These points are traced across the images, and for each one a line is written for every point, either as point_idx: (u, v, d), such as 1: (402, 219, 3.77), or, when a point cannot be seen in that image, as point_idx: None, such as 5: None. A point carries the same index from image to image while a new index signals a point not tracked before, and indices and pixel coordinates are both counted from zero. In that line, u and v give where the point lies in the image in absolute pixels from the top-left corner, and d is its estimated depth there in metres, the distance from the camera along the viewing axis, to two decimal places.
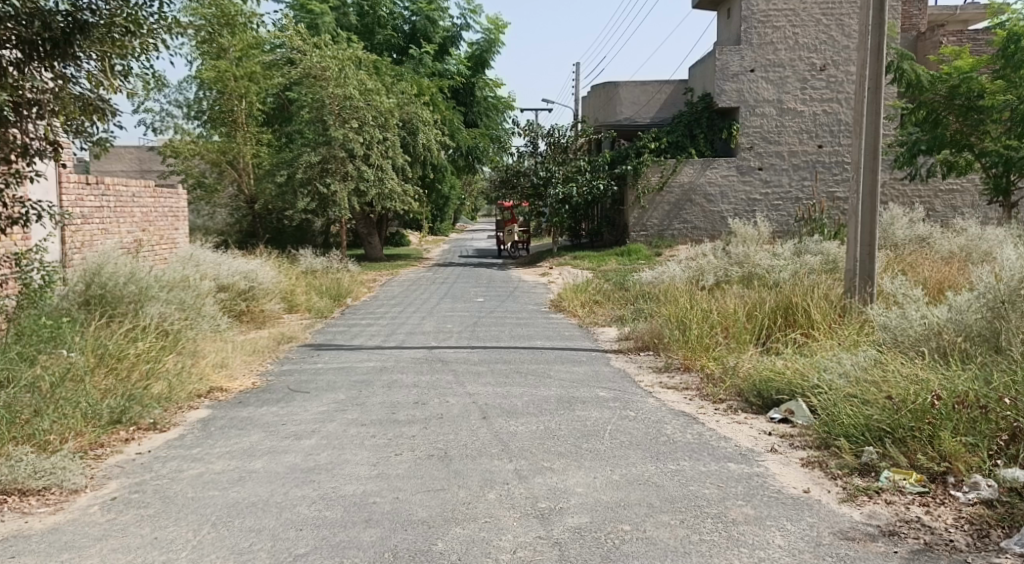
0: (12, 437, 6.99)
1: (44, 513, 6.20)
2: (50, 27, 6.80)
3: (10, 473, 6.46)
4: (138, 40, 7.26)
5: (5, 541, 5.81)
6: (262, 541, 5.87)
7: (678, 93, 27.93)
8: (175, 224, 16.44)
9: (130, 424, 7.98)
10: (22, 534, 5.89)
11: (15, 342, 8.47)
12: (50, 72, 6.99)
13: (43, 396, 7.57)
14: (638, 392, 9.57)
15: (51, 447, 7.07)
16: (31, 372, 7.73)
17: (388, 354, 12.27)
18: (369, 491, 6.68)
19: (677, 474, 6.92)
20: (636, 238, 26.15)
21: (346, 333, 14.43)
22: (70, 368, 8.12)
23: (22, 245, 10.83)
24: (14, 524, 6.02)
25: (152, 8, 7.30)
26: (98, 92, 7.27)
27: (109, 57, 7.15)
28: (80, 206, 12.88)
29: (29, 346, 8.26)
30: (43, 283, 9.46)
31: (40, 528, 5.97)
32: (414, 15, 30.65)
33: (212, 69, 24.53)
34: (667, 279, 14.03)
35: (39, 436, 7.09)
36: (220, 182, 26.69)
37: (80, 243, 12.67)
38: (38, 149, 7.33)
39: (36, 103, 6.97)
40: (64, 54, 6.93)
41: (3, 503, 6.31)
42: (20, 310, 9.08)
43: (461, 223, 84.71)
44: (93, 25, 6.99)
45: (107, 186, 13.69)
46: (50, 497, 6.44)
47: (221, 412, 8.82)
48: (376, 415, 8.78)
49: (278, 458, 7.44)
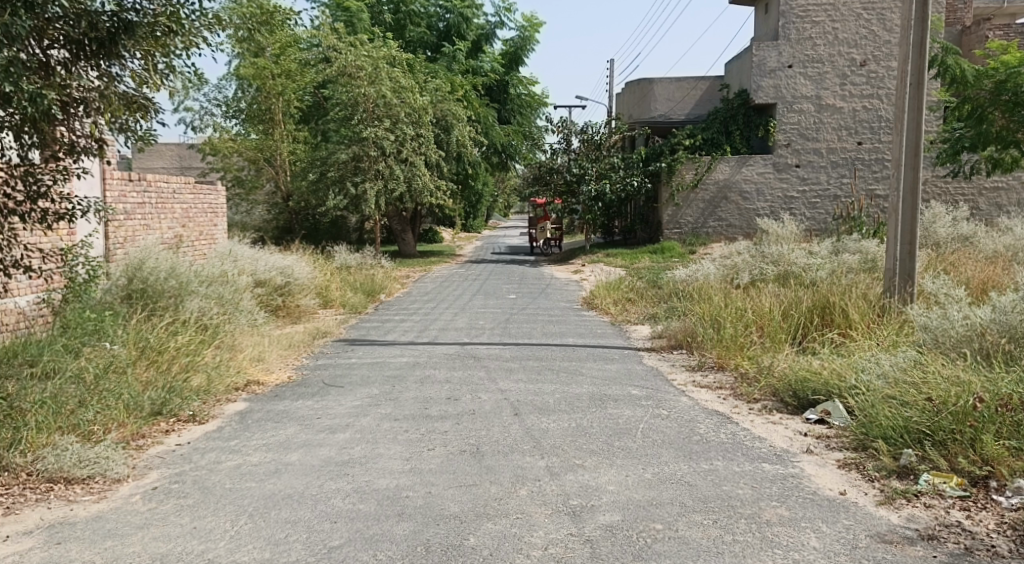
0: (58, 427, 7.12)
1: (89, 501, 6.32)
2: (95, 27, 6.89)
3: (57, 462, 6.60)
4: (180, 38, 7.39)
5: (51, 527, 5.92)
6: (298, 532, 5.94)
7: (714, 90, 27.69)
8: (214, 220, 16.63)
9: (169, 416, 8.12)
10: (68, 521, 6.01)
11: (60, 335, 8.70)
12: (96, 71, 7.08)
13: (88, 387, 7.74)
14: (671, 391, 9.52)
15: (94, 437, 7.21)
16: (75, 364, 7.92)
17: (421, 350, 12.32)
18: (401, 485, 6.73)
19: (711, 474, 6.89)
20: (670, 236, 26.06)
21: (380, 328, 14.53)
22: (113, 360, 8.27)
23: (68, 240, 11.06)
24: (60, 511, 6.14)
25: (194, 6, 7.42)
26: (143, 91, 7.35)
27: (152, 56, 7.29)
28: (123, 203, 13.10)
29: (73, 340, 8.51)
30: (87, 277, 9.63)
31: (83, 516, 6.08)
32: (448, 12, 30.60)
33: (250, 67, 24.76)
34: (702, 277, 13.94)
35: (83, 425, 7.21)
36: (259, 179, 27.06)
37: (122, 238, 12.90)
38: (84, 147, 7.30)
39: (84, 102, 7.02)
40: (108, 53, 7.04)
41: (49, 491, 6.44)
42: (64, 305, 9.52)
43: (494, 219, 84.72)
44: (137, 24, 7.10)
45: (149, 182, 13.88)
46: (94, 485, 6.56)
47: (258, 405, 8.93)
48: (409, 410, 8.83)
49: (313, 451, 7.51)
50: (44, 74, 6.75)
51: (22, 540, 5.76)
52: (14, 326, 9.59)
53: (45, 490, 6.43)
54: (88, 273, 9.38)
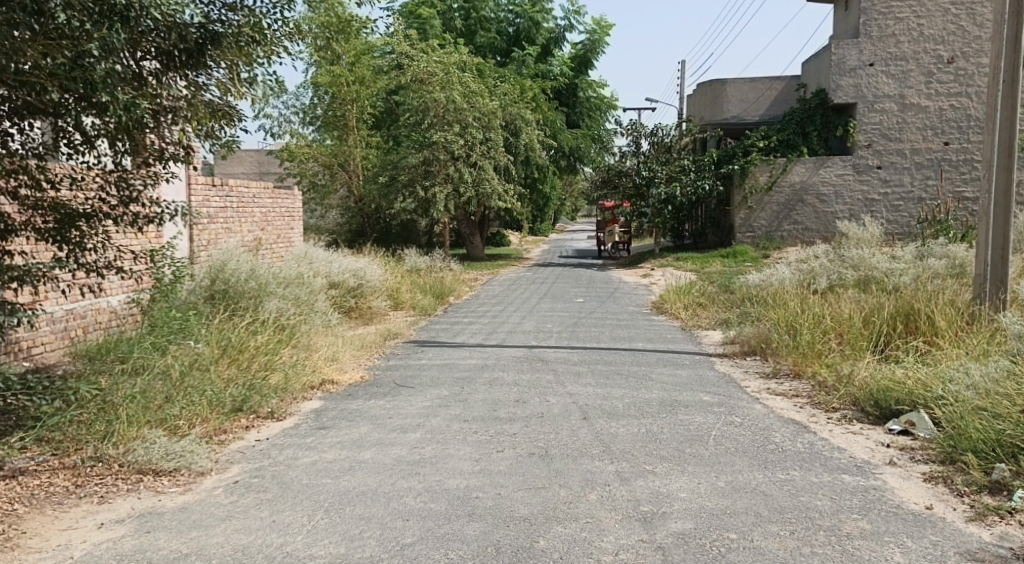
0: (147, 421, 7.32)
1: (175, 493, 6.48)
2: (185, 39, 7.02)
3: (146, 454, 6.81)
4: (261, 47, 7.59)
5: (140, 517, 6.08)
6: (371, 529, 6.01)
7: (790, 90, 27.17)
8: (292, 223, 16.96)
9: (249, 413, 8.30)
10: (156, 511, 6.17)
11: (149, 333, 8.98)
12: (184, 81, 7.33)
13: (175, 382, 7.96)
14: (745, 398, 9.39)
15: (180, 431, 7.41)
16: (163, 361, 8.15)
17: (489, 352, 12.37)
18: (471, 486, 6.76)
19: (787, 484, 6.77)
20: (743, 239, 25.83)
21: (449, 330, 14.65)
22: (197, 358, 8.48)
23: (156, 241, 11.46)
24: (148, 501, 6.31)
25: (275, 17, 7.62)
26: (227, 99, 7.62)
27: (236, 66, 7.49)
28: (207, 207, 13.45)
29: (161, 338, 8.76)
30: (174, 278, 9.90)
31: (171, 507, 6.24)
32: (517, 17, 30.92)
33: (326, 75, 25.19)
34: (777, 282, 13.74)
35: (170, 420, 7.41)
36: (332, 184, 27.39)
37: (206, 241, 13.26)
38: (173, 154, 7.55)
39: (172, 124, 7.44)
40: (196, 64, 7.23)
41: (139, 481, 6.62)
42: (153, 304, 9.54)
43: (562, 222, 84.80)
44: (222, 34, 7.27)
45: (231, 187, 14.24)
46: (180, 477, 6.73)
47: (332, 403, 9.07)
48: (478, 412, 8.87)
49: (386, 450, 7.60)
50: (138, 84, 6.95)
51: (116, 527, 5.93)
52: (107, 324, 10.20)
53: (135, 481, 6.62)
54: (174, 274, 9.64)
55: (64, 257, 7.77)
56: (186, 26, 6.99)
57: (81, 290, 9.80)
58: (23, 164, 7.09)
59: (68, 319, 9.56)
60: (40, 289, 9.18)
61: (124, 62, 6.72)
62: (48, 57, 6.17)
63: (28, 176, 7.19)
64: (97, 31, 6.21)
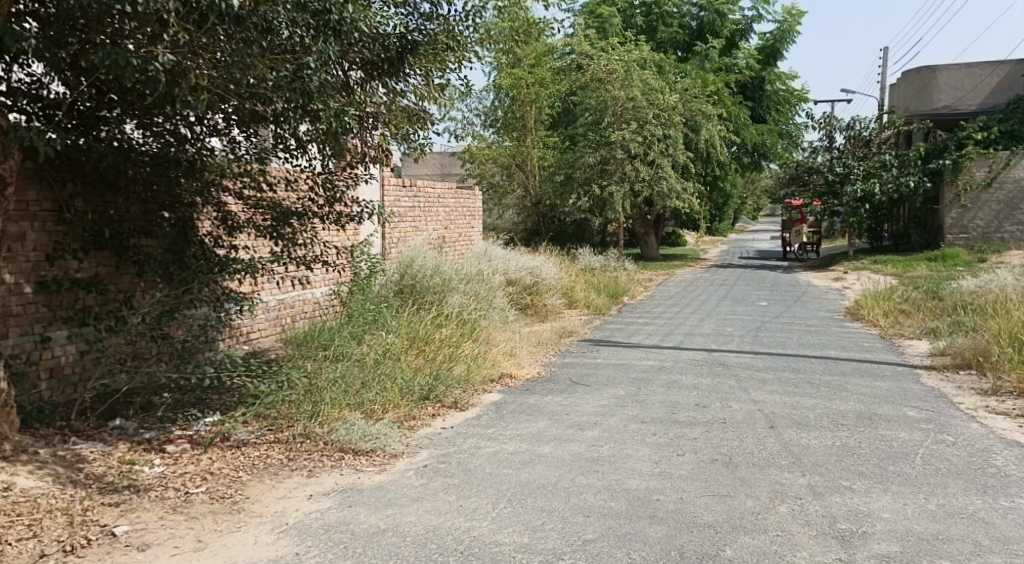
0: (347, 404, 7.38)
1: (372, 472, 6.44)
2: (386, 48, 7.10)
3: (346, 434, 6.80)
4: (455, 53, 7.62)
5: (341, 492, 6.04)
6: (553, 521, 5.73)
7: (1014, 77, 25.41)
8: (472, 223, 17.05)
9: (436, 402, 8.21)
10: (356, 487, 6.12)
11: (347, 324, 9.15)
12: (383, 88, 7.40)
13: (368, 369, 8.04)
14: (958, 415, 8.51)
15: (375, 415, 7.41)
16: (359, 350, 8.31)
17: (667, 354, 11.90)
18: (652, 488, 6.37)
19: (1012, 512, 5.99)
20: (954, 240, 24.08)
21: (625, 330, 14.27)
22: (389, 348, 8.55)
23: (352, 238, 11.77)
24: (349, 478, 6.28)
25: (466, 21, 7.64)
26: (421, 104, 7.67)
27: (431, 72, 7.45)
28: (397, 206, 13.66)
29: (357, 328, 8.92)
30: (370, 272, 10.06)
31: (369, 484, 6.19)
32: (702, 10, 29.74)
33: (507, 77, 25.31)
34: (997, 289, 12.52)
35: (366, 404, 7.44)
36: (509, 185, 27.53)
37: (397, 238, 13.45)
38: (373, 157, 7.64)
39: (370, 131, 7.52)
40: (396, 72, 7.28)
41: (340, 459, 6.61)
42: (349, 297, 9.88)
43: (744, 224, 82.31)
44: (420, 43, 7.28)
45: (418, 188, 14.41)
46: (376, 458, 6.68)
47: (511, 397, 8.89)
48: (656, 414, 8.46)
49: (564, 445, 7.32)
50: (346, 94, 7.05)
51: (321, 500, 5.88)
52: (312, 314, 10.45)
53: (336, 458, 6.62)
54: (370, 268, 9.90)
55: (278, 252, 8.24)
56: (385, 37, 7.08)
57: (291, 282, 10.03)
58: (245, 170, 7.66)
59: (279, 308, 9.85)
60: (258, 279, 9.48)
61: (334, 73, 6.87)
62: (274, 69, 6.30)
63: (251, 179, 7.74)
64: (315, 44, 6.34)
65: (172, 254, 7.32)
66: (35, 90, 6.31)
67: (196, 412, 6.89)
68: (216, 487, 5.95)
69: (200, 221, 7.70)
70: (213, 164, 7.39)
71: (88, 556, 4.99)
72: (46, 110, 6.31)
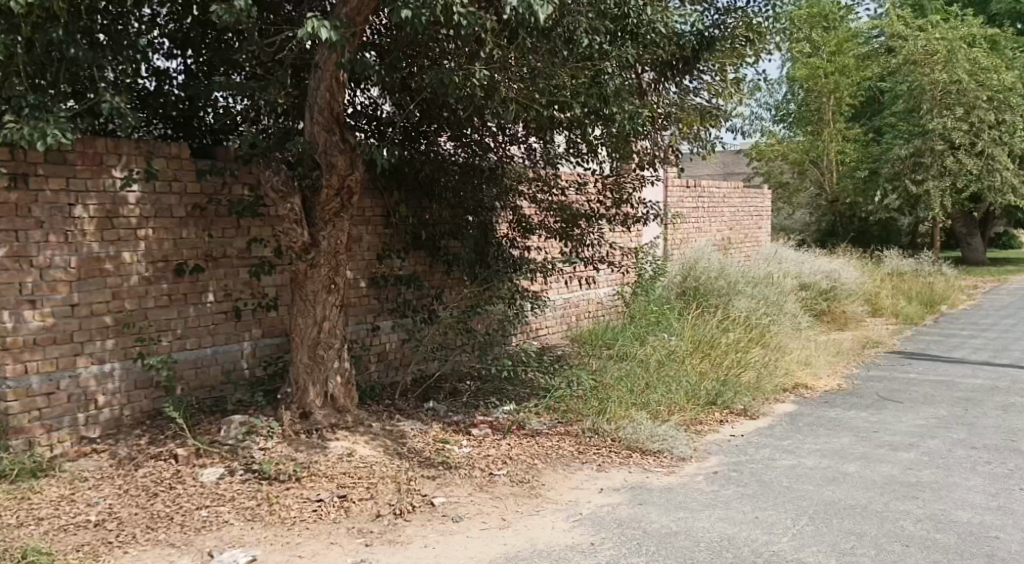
0: (633, 404, 7.20)
1: (662, 473, 6.20)
2: (683, 47, 6.91)
3: (633, 433, 6.66)
4: (755, 47, 7.18)
5: (630, 489, 5.89)
6: (864, 546, 5.15)
7: None
8: (760, 224, 16.28)
9: (723, 408, 7.72)
10: (646, 486, 5.96)
11: (630, 326, 8.99)
12: (676, 86, 7.23)
13: (653, 371, 7.84)
14: None
15: (662, 416, 7.18)
16: (643, 352, 8.11)
17: (996, 371, 10.51)
18: (989, 523, 5.47)
19: None
20: None
21: (943, 343, 12.86)
22: (671, 352, 8.25)
23: (635, 240, 11.83)
24: (635, 475, 6.14)
25: (774, 11, 7.07)
26: (717, 101, 7.34)
27: (725, 68, 7.19)
28: (680, 207, 13.40)
29: (640, 330, 8.73)
30: (655, 274, 9.84)
31: (658, 484, 5.99)
32: None
33: None
34: None
35: (652, 406, 7.23)
36: (801, 182, 24.44)
37: (679, 240, 13.21)
38: (660, 157, 7.43)
39: (658, 128, 7.30)
40: (689, 69, 7.11)
41: (628, 458, 6.44)
42: (632, 301, 9.62)
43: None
44: (717, 39, 6.98)
45: (703, 188, 14.04)
46: (664, 460, 6.42)
47: (808, 409, 8.16)
48: (990, 440, 7.24)
49: (875, 466, 6.54)
50: (641, 97, 6.96)
51: (612, 493, 5.80)
52: (597, 314, 10.44)
53: (624, 456, 6.46)
54: (655, 271, 9.75)
55: (568, 250, 8.29)
56: (681, 35, 6.87)
57: (577, 280, 10.10)
58: (539, 175, 7.66)
59: (565, 307, 9.92)
60: (549, 279, 9.62)
61: (630, 77, 6.72)
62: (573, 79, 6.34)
63: (544, 185, 7.71)
64: (613, 50, 6.35)
65: (477, 254, 7.61)
66: (372, 110, 6.95)
67: (496, 402, 7.18)
68: (518, 469, 6.01)
69: (498, 223, 7.80)
70: (512, 171, 7.49)
71: (413, 520, 5.17)
72: (381, 128, 6.88)
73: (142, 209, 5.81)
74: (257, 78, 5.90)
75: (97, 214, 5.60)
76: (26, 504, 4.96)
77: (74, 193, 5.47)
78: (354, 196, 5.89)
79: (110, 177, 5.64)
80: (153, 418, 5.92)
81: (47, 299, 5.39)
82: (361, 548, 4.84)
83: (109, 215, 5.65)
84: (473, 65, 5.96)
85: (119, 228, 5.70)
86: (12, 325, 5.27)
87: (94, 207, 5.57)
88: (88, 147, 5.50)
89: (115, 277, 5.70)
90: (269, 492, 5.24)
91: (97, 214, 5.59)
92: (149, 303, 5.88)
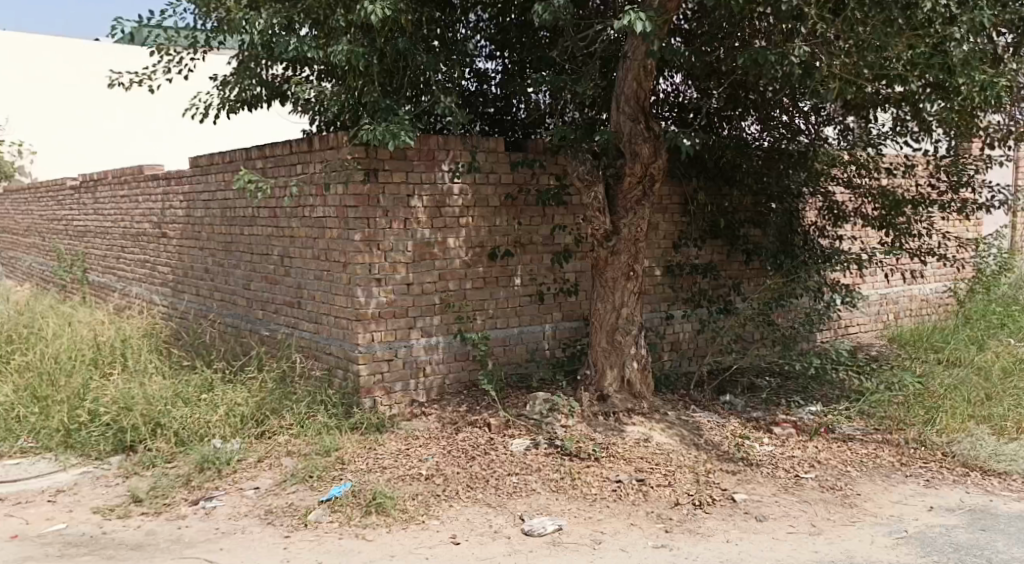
0: (970, 415, 6.49)
1: (1011, 498, 5.45)
2: None
3: (972, 450, 5.94)
4: None
5: (973, 512, 5.23)
6: None
7: None
8: None
9: None
10: (992, 512, 5.25)
11: (965, 325, 8.22)
12: None
13: (998, 381, 6.90)
14: None
15: (1011, 433, 6.28)
16: (981, 359, 7.25)
17: None
18: None
19: None
20: None
21: None
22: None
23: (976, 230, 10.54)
24: (980, 499, 5.42)
25: None
26: None
27: None
28: None
29: (980, 332, 7.95)
30: (998, 268, 8.83)
31: (1009, 511, 5.23)
32: None
33: None
34: None
35: (998, 420, 6.39)
36: None
37: None
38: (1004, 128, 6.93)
39: (1019, 105, 6.86)
40: None
41: (966, 475, 5.78)
42: (968, 297, 8.75)
43: None
44: None
45: None
46: (1013, 482, 5.65)
47: None
48: None
49: None
50: (995, 65, 6.17)
51: (947, 515, 5.21)
52: (921, 311, 9.53)
53: (961, 473, 5.80)
54: (999, 265, 8.79)
55: (890, 241, 7.84)
56: None
57: (899, 274, 9.30)
58: (856, 157, 7.27)
59: (883, 302, 9.16)
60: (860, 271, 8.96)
61: (985, 43, 6.02)
62: (911, 46, 5.75)
63: (858, 167, 7.32)
64: (964, 12, 5.50)
65: (782, 243, 7.28)
66: (675, 98, 6.94)
67: (797, 402, 6.91)
68: (827, 475, 5.72)
69: (806, 210, 7.54)
70: (825, 153, 7.13)
71: (713, 513, 5.12)
72: (681, 115, 6.95)
73: (464, 199, 6.24)
74: (569, 71, 6.22)
75: (428, 205, 6.10)
76: (373, 453, 5.68)
77: (412, 185, 6.02)
78: (656, 183, 5.95)
79: (440, 171, 6.12)
80: (470, 389, 6.38)
81: (390, 278, 6.00)
82: (660, 533, 4.89)
83: (437, 206, 6.14)
84: (791, 42, 5.76)
85: (446, 216, 6.18)
86: (363, 299, 5.95)
87: (425, 198, 6.08)
88: (423, 144, 6.01)
89: (441, 260, 6.19)
90: (572, 467, 5.48)
91: (428, 205, 6.10)
92: (468, 285, 6.33)
